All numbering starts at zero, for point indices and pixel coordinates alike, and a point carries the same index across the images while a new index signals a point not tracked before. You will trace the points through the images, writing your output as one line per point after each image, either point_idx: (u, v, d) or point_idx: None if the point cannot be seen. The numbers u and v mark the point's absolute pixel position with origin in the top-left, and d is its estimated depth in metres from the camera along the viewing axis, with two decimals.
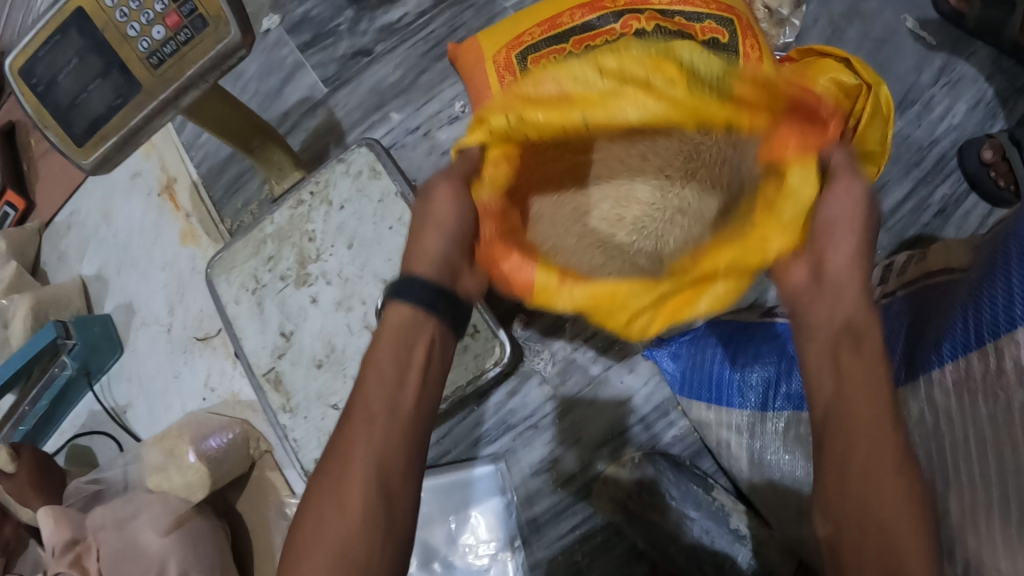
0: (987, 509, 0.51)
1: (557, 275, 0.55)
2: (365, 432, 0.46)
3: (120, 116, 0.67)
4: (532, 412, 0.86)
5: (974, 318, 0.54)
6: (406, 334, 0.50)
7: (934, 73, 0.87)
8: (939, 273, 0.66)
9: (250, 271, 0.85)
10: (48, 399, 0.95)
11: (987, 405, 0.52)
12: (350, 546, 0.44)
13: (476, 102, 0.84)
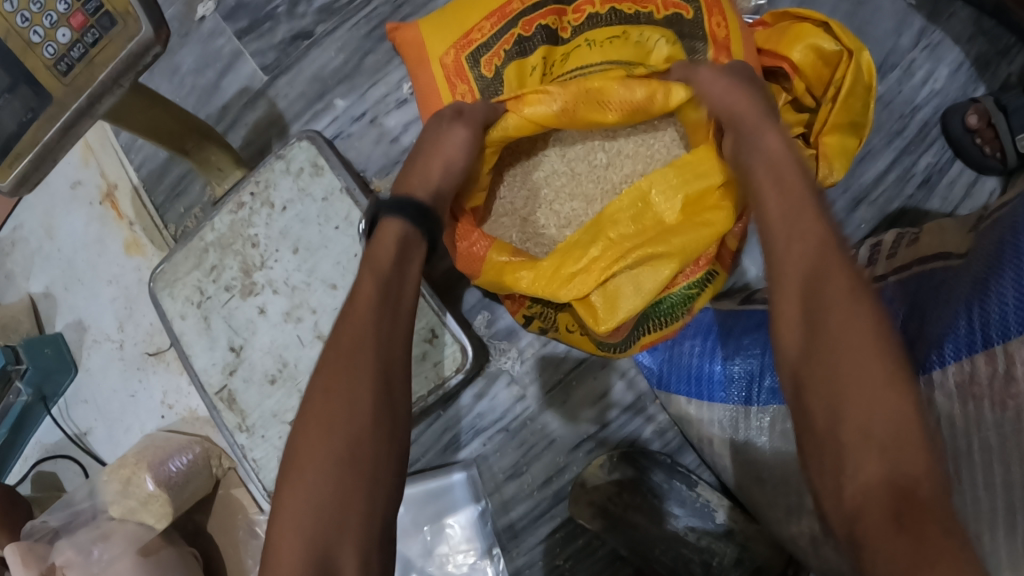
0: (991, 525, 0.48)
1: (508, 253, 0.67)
2: (371, 327, 0.53)
3: (31, 134, 0.59)
4: (501, 415, 0.79)
5: (980, 316, 0.50)
6: (405, 236, 0.59)
7: (914, 35, 0.78)
8: (933, 258, 0.61)
9: (194, 283, 0.79)
10: (5, 428, 0.92)
11: (993, 411, 0.49)
12: (360, 438, 0.48)
13: (423, 102, 0.80)
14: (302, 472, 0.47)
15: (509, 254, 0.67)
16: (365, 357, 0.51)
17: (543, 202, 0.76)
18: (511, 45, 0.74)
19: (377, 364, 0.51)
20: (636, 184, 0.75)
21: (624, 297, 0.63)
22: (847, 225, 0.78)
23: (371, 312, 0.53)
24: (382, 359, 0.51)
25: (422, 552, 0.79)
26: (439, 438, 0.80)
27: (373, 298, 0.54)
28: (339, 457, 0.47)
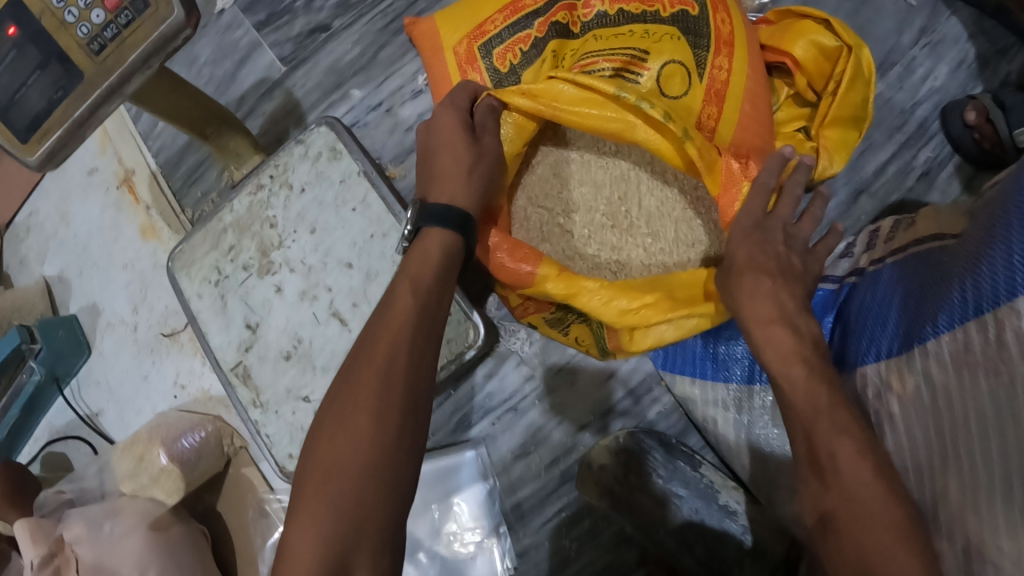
0: (988, 491, 0.49)
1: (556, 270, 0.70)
2: (403, 344, 0.53)
3: (60, 111, 0.61)
4: (510, 395, 0.81)
5: (973, 289, 0.53)
6: (447, 256, 0.61)
7: (915, 34, 0.82)
8: (929, 239, 0.64)
9: (211, 263, 0.81)
10: (19, 408, 0.94)
11: (987, 379, 0.51)
12: (384, 452, 0.48)
13: (437, 93, 0.83)
14: (324, 477, 0.47)
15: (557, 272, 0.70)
16: (397, 380, 0.51)
17: (552, 190, 0.78)
18: (529, 45, 0.78)
19: (408, 386, 0.51)
20: (643, 170, 0.77)
21: (660, 330, 0.66)
22: (850, 216, 0.81)
23: (408, 331, 0.54)
24: (411, 376, 0.52)
25: (427, 532, 0.80)
26: (449, 418, 0.82)
27: (409, 321, 0.55)
28: (360, 468, 0.47)
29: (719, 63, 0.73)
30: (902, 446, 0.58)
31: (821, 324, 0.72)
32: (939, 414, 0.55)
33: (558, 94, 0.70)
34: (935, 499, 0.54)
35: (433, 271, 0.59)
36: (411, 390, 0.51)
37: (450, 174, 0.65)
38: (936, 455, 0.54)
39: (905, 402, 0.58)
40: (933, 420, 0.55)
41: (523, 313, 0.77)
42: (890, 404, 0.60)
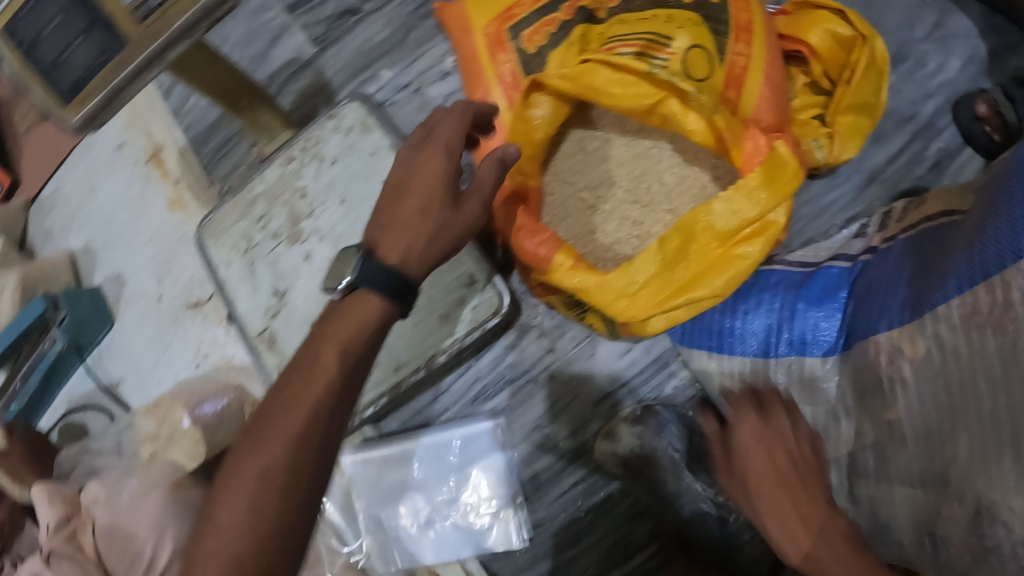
0: (997, 449, 0.51)
1: (572, 259, 0.72)
2: (316, 405, 0.47)
3: (104, 74, 0.60)
4: (530, 367, 0.82)
5: (978, 255, 0.55)
6: (365, 318, 0.51)
7: (926, 28, 0.84)
8: (939, 215, 0.66)
9: (241, 232, 0.83)
10: (38, 377, 0.94)
11: (995, 338, 0.52)
12: (283, 530, 0.45)
13: (464, 73, 0.85)
14: (211, 555, 0.44)
15: (574, 259, 0.72)
16: (309, 449, 0.46)
17: (577, 165, 0.80)
18: (556, 28, 0.80)
19: (318, 453, 0.47)
20: (664, 147, 0.79)
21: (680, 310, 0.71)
22: (860, 202, 0.82)
23: (326, 397, 0.48)
24: (318, 442, 0.47)
25: (439, 508, 0.82)
26: (469, 389, 0.84)
27: (332, 386, 0.48)
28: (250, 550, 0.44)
29: (740, 49, 0.73)
30: (914, 411, 0.60)
31: (834, 299, 0.72)
32: (950, 379, 0.57)
33: (591, 76, 0.74)
34: (946, 462, 0.56)
35: (356, 322, 0.50)
36: (320, 461, 0.47)
37: (409, 219, 0.54)
38: (944, 419, 0.57)
39: (917, 367, 0.60)
40: (943, 385, 0.57)
41: (543, 292, 0.79)
42: (902, 368, 0.61)
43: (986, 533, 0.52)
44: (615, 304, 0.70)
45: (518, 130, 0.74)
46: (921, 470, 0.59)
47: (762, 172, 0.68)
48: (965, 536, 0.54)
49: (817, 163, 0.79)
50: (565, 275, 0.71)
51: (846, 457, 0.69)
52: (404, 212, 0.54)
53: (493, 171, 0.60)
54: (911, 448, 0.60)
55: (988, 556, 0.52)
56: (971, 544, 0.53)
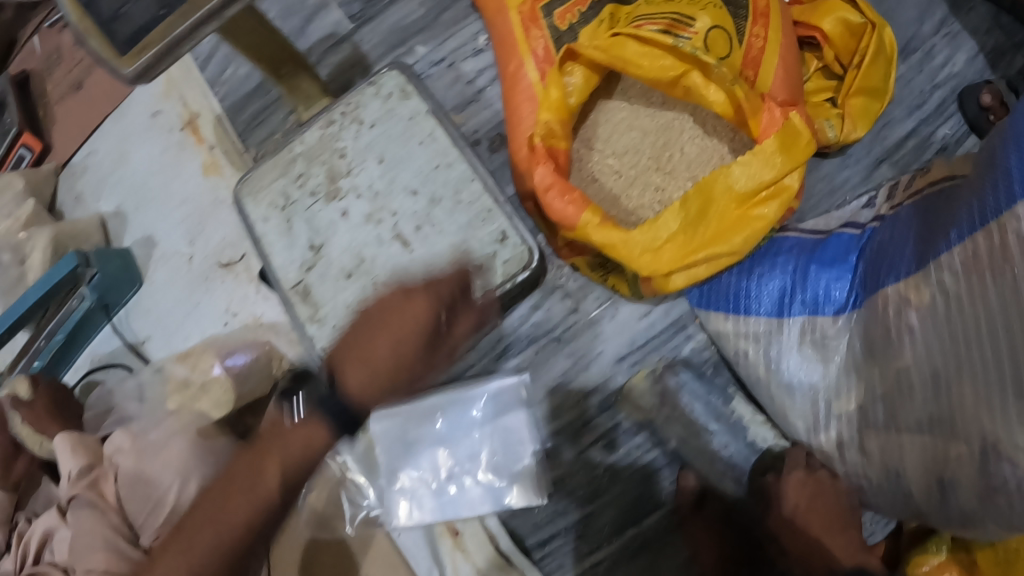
0: (1000, 390, 0.55)
1: (599, 216, 0.75)
2: (241, 519, 0.57)
3: (163, 27, 0.60)
4: (555, 326, 0.86)
5: (977, 204, 0.58)
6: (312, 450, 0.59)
7: (935, 23, 0.89)
8: (942, 180, 0.71)
9: (280, 190, 0.86)
10: (64, 335, 0.96)
11: (994, 280, 0.55)
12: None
13: (499, 48, 0.89)
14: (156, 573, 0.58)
15: (601, 217, 0.76)
16: (236, 533, 0.57)
17: (605, 134, 0.84)
18: (586, 6, 0.83)
19: (256, 539, 0.58)
20: (686, 119, 0.84)
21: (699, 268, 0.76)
22: (868, 181, 0.87)
23: (257, 512, 0.57)
24: (253, 522, 0.58)
25: (456, 467, 0.84)
26: (495, 346, 0.87)
27: (269, 498, 0.58)
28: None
29: (757, 31, 0.80)
30: (919, 357, 0.63)
31: (845, 262, 0.75)
32: (953, 325, 0.59)
33: (622, 49, 0.79)
34: (954, 406, 0.60)
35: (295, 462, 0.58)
36: (238, 542, 0.57)
37: (393, 327, 0.61)
38: (951, 363, 0.60)
39: (922, 313, 0.63)
40: (947, 331, 0.60)
41: (569, 253, 0.83)
42: (909, 317, 0.64)
43: (992, 472, 0.58)
44: (641, 260, 0.74)
45: (552, 100, 0.78)
46: (928, 415, 0.63)
47: (777, 140, 0.73)
48: (975, 477, 0.60)
49: (830, 141, 0.82)
50: (592, 232, 0.75)
51: (855, 410, 0.71)
52: (366, 357, 0.60)
53: (468, 329, 0.66)
54: (919, 394, 0.63)
55: (995, 493, 0.58)
56: (979, 486, 0.60)
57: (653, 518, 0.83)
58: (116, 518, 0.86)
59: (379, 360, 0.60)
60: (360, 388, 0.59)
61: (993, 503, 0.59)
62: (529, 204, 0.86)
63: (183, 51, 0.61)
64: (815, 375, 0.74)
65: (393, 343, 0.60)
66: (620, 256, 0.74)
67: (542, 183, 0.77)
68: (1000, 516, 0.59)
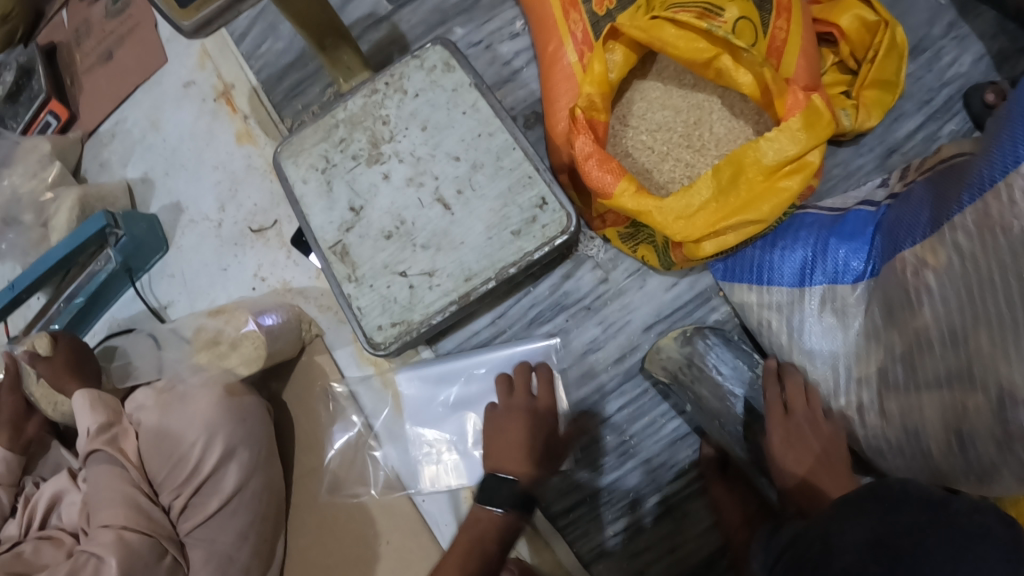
0: (1014, 337, 0.55)
1: (634, 185, 0.78)
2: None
3: None
4: (584, 294, 0.91)
5: (985, 165, 0.59)
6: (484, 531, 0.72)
7: (945, 26, 0.96)
8: (954, 157, 0.73)
9: (320, 153, 0.88)
10: (84, 297, 0.97)
11: (1004, 236, 0.57)
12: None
13: (537, 30, 0.93)
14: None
15: (637, 185, 0.78)
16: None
17: (644, 110, 0.91)
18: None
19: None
20: (716, 100, 0.89)
21: (726, 236, 0.78)
22: (882, 168, 0.94)
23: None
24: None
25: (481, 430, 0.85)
26: (528, 311, 0.91)
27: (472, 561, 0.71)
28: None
29: (781, 24, 0.82)
30: (938, 314, 0.63)
31: (864, 235, 0.77)
32: (969, 278, 0.60)
33: (660, 29, 0.82)
34: (969, 356, 0.59)
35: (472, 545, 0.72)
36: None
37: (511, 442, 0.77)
38: (967, 317, 0.60)
39: (940, 273, 0.63)
40: (964, 283, 0.60)
41: (602, 224, 0.87)
42: (927, 277, 0.65)
43: (1009, 418, 0.56)
44: (672, 226, 0.76)
45: (595, 74, 0.83)
46: (948, 369, 0.62)
47: (798, 120, 0.75)
48: (990, 426, 0.58)
49: (846, 129, 0.89)
50: (626, 198, 0.77)
51: (875, 371, 0.71)
52: (514, 455, 0.76)
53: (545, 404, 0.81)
54: (938, 349, 0.63)
55: (1013, 441, 0.57)
56: (996, 433, 0.58)
57: (678, 484, 0.86)
58: (135, 476, 0.84)
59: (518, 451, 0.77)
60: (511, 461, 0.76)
61: (1012, 450, 0.57)
62: (563, 176, 0.90)
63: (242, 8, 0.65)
64: (835, 342, 0.76)
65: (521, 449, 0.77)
66: (650, 222, 0.77)
67: (582, 150, 0.80)
68: (1018, 463, 0.57)
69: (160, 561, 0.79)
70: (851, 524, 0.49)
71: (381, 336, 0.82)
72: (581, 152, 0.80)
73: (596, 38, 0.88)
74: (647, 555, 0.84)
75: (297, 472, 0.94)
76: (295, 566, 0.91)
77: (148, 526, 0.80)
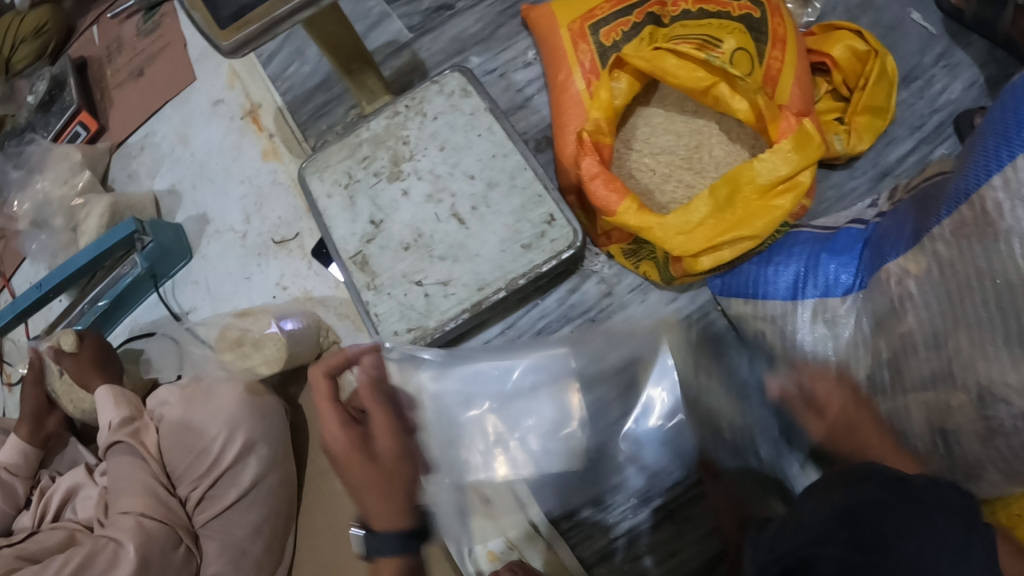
0: (992, 336, 0.63)
1: (636, 204, 0.84)
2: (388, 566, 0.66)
3: (266, 6, 0.69)
4: (589, 308, 0.97)
5: (961, 183, 0.67)
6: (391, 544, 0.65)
7: (935, 56, 1.04)
8: (935, 174, 0.80)
9: (344, 169, 0.94)
10: (107, 301, 1.02)
11: (981, 243, 0.64)
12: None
13: (548, 60, 1.00)
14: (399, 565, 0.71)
15: (639, 205, 0.85)
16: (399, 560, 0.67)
17: (649, 135, 0.98)
18: (630, 26, 0.95)
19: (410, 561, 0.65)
20: (714, 126, 0.96)
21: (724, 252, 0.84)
22: (875, 190, 1.00)
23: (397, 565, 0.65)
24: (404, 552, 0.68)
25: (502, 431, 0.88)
26: (535, 323, 0.98)
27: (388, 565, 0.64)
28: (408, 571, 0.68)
29: (775, 54, 0.89)
30: (921, 319, 0.71)
31: (852, 251, 0.84)
32: (948, 284, 0.68)
33: (661, 59, 0.90)
34: (951, 355, 0.67)
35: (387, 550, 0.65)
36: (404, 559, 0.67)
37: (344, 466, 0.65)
38: (948, 320, 0.68)
39: (921, 280, 0.71)
40: (944, 289, 0.68)
41: (607, 241, 0.94)
42: (909, 285, 0.72)
43: (990, 413, 0.65)
44: (674, 242, 0.83)
45: (601, 100, 0.90)
46: (932, 370, 0.70)
47: (788, 145, 0.82)
48: (974, 422, 0.67)
49: (839, 152, 0.96)
50: (631, 218, 0.83)
51: (865, 378, 0.79)
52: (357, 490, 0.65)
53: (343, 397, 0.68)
54: (923, 352, 0.70)
55: (995, 435, 0.66)
56: (979, 429, 0.67)
57: None
58: (155, 468, 0.88)
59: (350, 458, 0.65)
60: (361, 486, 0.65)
61: (993, 445, 0.66)
62: (571, 196, 0.96)
63: (281, 31, 0.70)
64: (827, 350, 0.82)
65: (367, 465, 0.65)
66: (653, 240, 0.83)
67: (590, 169, 0.87)
68: (1000, 457, 0.66)
69: (175, 550, 0.82)
70: (815, 508, 0.53)
71: (397, 340, 0.87)
72: (591, 172, 0.86)
73: (602, 68, 0.94)
74: None
75: (310, 473, 0.98)
76: (304, 567, 0.94)
77: (164, 514, 0.83)
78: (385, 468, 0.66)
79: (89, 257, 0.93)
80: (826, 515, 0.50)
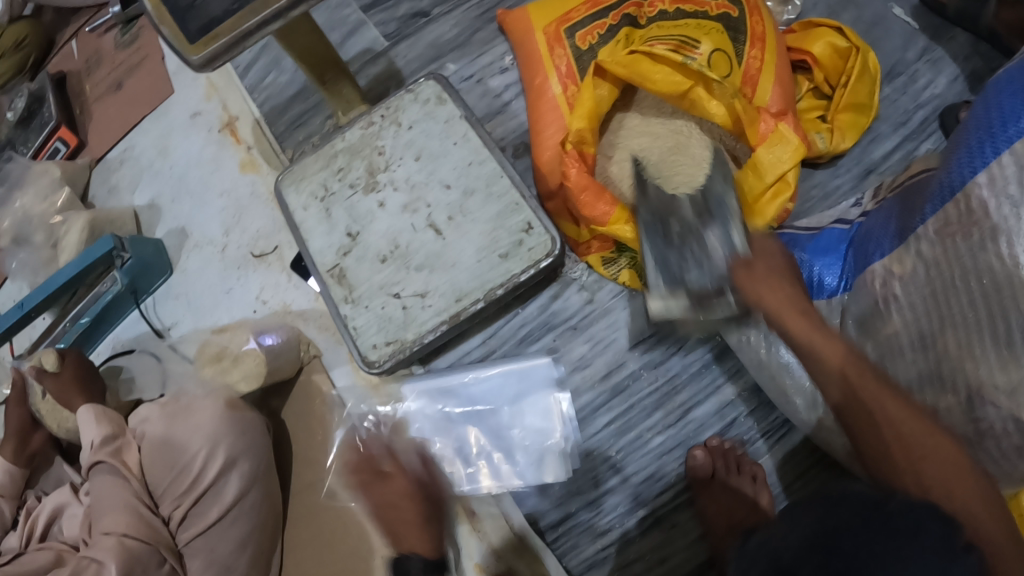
0: (981, 337, 0.61)
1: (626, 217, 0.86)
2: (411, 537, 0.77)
3: (235, 18, 0.68)
4: (572, 314, 0.96)
5: (945, 180, 0.65)
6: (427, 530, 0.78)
7: (918, 51, 1.03)
8: (919, 171, 0.79)
9: (321, 181, 0.93)
10: (89, 318, 1.01)
11: (965, 241, 0.62)
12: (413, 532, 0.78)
13: (525, 67, 0.99)
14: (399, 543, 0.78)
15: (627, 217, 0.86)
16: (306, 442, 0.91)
17: (628, 139, 0.96)
18: (605, 29, 0.93)
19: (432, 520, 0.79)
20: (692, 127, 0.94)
21: None
22: (859, 188, 0.98)
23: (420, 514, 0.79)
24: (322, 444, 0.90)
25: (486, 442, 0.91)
26: (517, 332, 0.97)
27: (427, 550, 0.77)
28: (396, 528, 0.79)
29: (754, 53, 0.88)
30: (906, 322, 0.69)
31: (836, 251, 0.83)
32: (933, 283, 0.66)
33: (640, 64, 0.87)
34: (938, 356, 0.65)
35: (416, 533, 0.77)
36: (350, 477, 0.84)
37: (409, 523, 0.78)
38: (934, 320, 0.66)
39: (907, 283, 0.69)
40: (930, 289, 0.66)
41: (587, 250, 0.94)
42: (894, 287, 0.70)
43: (979, 415, 0.63)
44: None
45: (584, 107, 0.88)
46: (919, 372, 0.68)
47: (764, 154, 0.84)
48: (963, 425, 0.64)
49: (821, 151, 0.94)
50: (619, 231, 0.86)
51: None
52: (413, 532, 0.77)
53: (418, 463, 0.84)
54: (910, 354, 0.69)
55: (983, 438, 0.64)
56: (968, 431, 0.64)
57: (665, 497, 0.89)
58: (136, 488, 0.87)
59: (412, 515, 0.78)
60: (413, 530, 0.77)
61: (982, 448, 0.64)
62: (552, 203, 0.95)
63: (251, 44, 0.69)
64: None
65: (420, 521, 0.78)
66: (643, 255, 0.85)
67: (579, 182, 0.87)
68: (988, 459, 0.65)
69: (159, 568, 0.82)
70: (791, 522, 0.49)
71: (375, 354, 0.86)
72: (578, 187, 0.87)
73: (578, 72, 0.93)
74: (636, 566, 0.87)
75: (295, 488, 0.98)
76: None
77: (148, 534, 0.83)
78: (432, 509, 0.80)
79: (68, 276, 0.92)
80: (800, 537, 0.47)
